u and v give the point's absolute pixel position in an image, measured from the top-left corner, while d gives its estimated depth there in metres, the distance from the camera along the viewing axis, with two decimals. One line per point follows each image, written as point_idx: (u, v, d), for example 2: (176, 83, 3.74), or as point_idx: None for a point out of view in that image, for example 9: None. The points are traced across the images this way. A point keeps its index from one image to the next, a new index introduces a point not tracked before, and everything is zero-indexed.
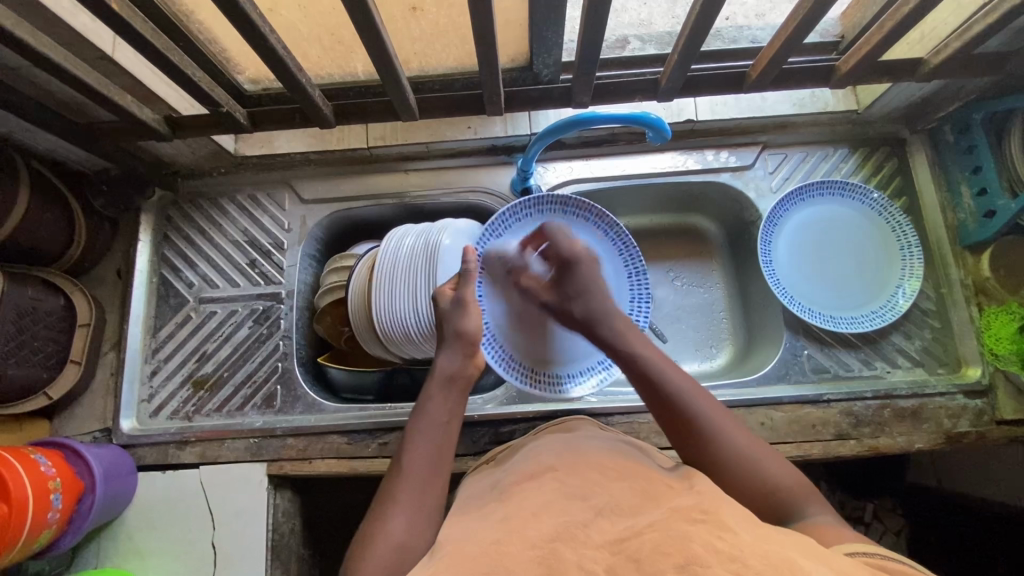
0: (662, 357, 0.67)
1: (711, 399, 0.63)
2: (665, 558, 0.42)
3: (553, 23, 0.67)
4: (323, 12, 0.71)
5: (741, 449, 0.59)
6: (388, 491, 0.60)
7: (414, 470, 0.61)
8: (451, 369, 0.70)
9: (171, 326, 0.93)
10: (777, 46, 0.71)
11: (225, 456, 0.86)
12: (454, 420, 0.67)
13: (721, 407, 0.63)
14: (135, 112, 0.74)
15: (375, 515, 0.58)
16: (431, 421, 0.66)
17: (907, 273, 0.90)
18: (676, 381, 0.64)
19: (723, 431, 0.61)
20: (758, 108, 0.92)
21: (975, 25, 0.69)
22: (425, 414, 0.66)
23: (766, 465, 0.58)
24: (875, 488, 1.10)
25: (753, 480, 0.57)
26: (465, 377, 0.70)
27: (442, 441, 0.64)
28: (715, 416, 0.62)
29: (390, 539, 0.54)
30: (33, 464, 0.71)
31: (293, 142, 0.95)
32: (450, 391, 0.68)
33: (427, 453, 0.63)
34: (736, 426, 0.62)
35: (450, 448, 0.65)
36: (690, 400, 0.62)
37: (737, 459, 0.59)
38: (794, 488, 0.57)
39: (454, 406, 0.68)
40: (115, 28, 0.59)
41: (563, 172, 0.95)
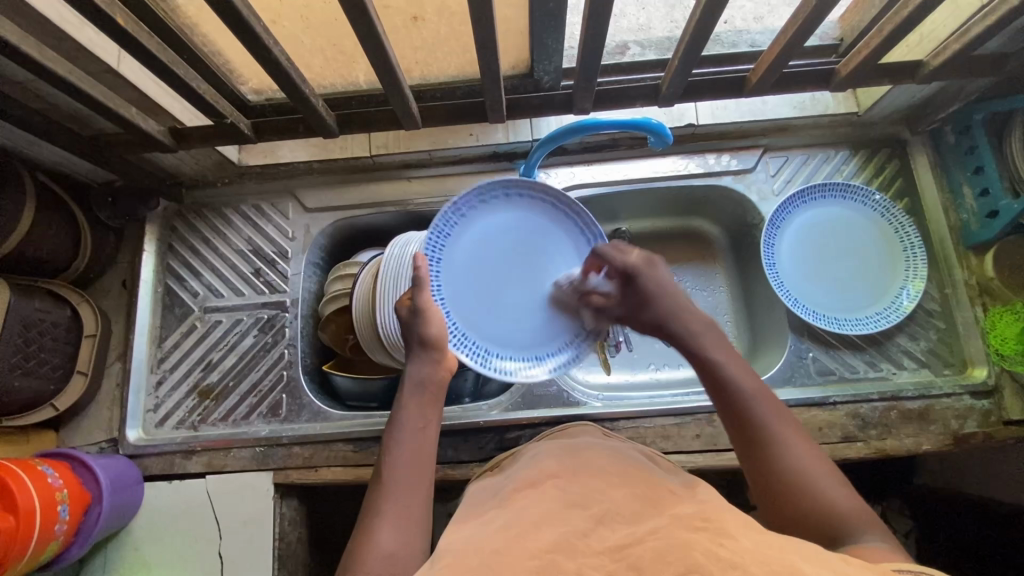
0: (737, 362, 0.65)
1: (778, 408, 0.61)
2: (668, 566, 0.41)
3: (553, 31, 0.68)
4: (324, 23, 0.72)
5: (803, 467, 0.57)
6: (371, 505, 0.60)
7: (394, 482, 0.61)
8: (420, 376, 0.68)
9: (177, 336, 0.93)
10: (777, 50, 0.71)
11: (231, 465, 0.86)
12: (431, 425, 0.67)
13: (789, 417, 0.61)
14: (139, 124, 0.74)
15: (361, 528, 0.58)
16: (406, 429, 0.65)
17: (911, 274, 0.90)
18: (745, 386, 0.62)
19: (789, 443, 0.58)
20: (758, 112, 0.92)
21: (973, 27, 0.69)
22: (400, 423, 0.66)
23: (826, 486, 0.56)
24: (882, 491, 1.12)
25: (810, 496, 0.55)
26: (436, 381, 0.69)
27: (418, 449, 0.64)
28: (780, 427, 0.59)
29: (379, 551, 0.54)
30: (38, 475, 0.71)
31: (296, 152, 0.95)
32: (422, 397, 0.68)
33: (404, 462, 0.62)
34: (803, 442, 0.59)
35: (428, 455, 0.64)
36: (757, 404, 0.61)
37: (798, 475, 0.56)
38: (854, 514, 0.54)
39: (428, 412, 0.67)
40: (119, 41, 0.60)
41: (564, 178, 0.95)
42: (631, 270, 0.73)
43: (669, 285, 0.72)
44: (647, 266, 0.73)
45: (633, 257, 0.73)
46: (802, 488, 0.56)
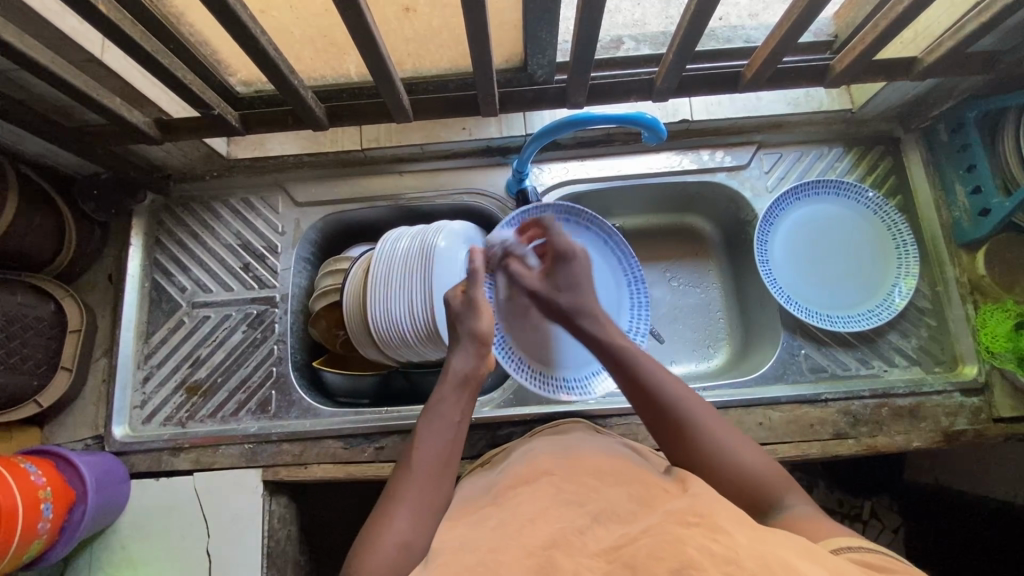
0: (647, 357, 0.70)
1: (690, 393, 0.66)
2: (660, 562, 0.41)
3: (546, 23, 0.67)
4: (314, 14, 0.70)
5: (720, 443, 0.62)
6: (394, 489, 0.60)
7: (421, 470, 0.61)
8: (465, 370, 0.69)
9: (164, 331, 0.92)
10: (773, 45, 0.71)
11: (220, 462, 0.85)
12: (463, 422, 0.67)
13: (698, 398, 0.66)
14: (125, 115, 0.73)
15: (381, 512, 0.58)
16: (442, 420, 0.65)
17: (904, 271, 0.90)
18: (653, 372, 0.67)
19: (705, 423, 0.63)
20: (753, 108, 0.91)
21: (968, 24, 0.68)
22: (437, 411, 0.66)
23: (742, 456, 0.61)
24: (873, 485, 1.09)
25: (728, 469, 0.61)
26: (477, 378, 0.70)
27: (449, 443, 0.64)
28: (694, 409, 0.64)
29: (395, 538, 0.54)
30: (22, 473, 0.69)
31: (286, 145, 0.93)
32: (461, 393, 0.68)
33: (435, 453, 0.63)
34: (714, 419, 0.64)
35: (456, 451, 0.64)
36: (667, 388, 0.66)
37: (714, 456, 0.61)
38: (770, 477, 0.60)
39: (465, 409, 0.68)
40: (103, 30, 0.59)
41: (558, 173, 0.94)
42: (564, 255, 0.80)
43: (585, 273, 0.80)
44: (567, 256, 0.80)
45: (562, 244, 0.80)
46: (721, 466, 0.61)
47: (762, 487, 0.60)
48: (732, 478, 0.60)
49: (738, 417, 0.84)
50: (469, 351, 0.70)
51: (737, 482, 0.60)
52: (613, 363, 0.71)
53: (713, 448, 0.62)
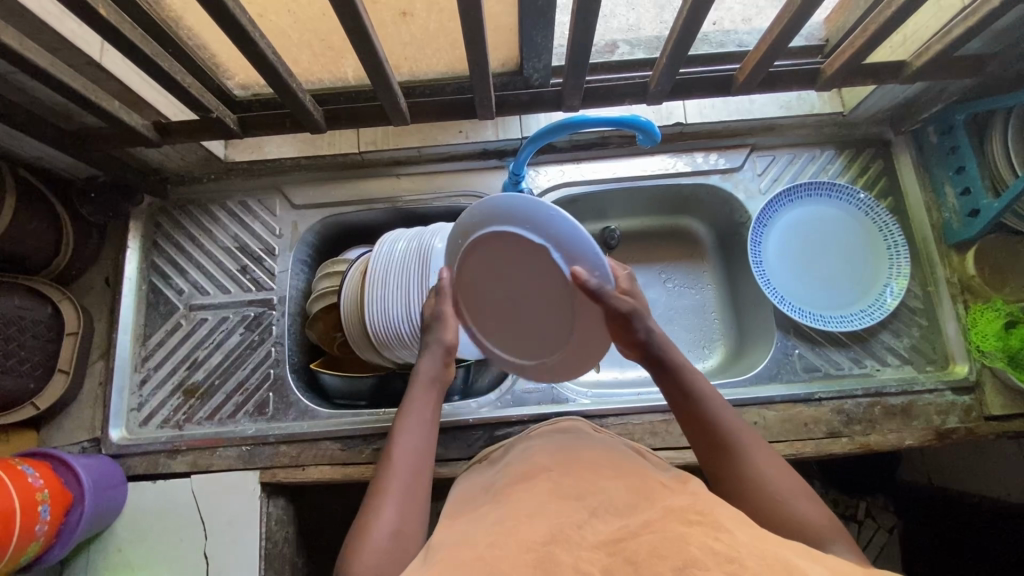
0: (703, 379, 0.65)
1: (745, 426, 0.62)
2: (663, 561, 0.42)
3: (542, 28, 0.68)
4: (313, 18, 0.71)
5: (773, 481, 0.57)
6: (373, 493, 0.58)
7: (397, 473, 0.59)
8: (429, 372, 0.67)
9: (161, 334, 0.92)
10: (764, 49, 0.72)
11: (217, 464, 0.85)
12: (435, 420, 0.65)
13: (756, 434, 0.61)
14: (124, 117, 0.73)
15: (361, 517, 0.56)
16: (412, 422, 0.63)
17: (895, 271, 0.91)
18: (712, 403, 0.63)
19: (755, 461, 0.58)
20: (745, 111, 0.93)
21: (956, 28, 0.70)
22: (406, 415, 0.64)
23: (795, 507, 0.55)
24: (866, 486, 1.10)
25: (778, 514, 0.55)
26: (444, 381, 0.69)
27: (422, 443, 0.62)
28: (750, 447, 0.59)
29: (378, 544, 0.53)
30: (19, 475, 0.70)
31: (283, 148, 0.94)
32: (431, 393, 0.67)
33: (409, 454, 0.61)
34: (770, 461, 0.59)
35: (431, 450, 0.62)
36: (726, 422, 0.61)
37: (765, 499, 0.56)
38: (825, 529, 0.54)
39: (433, 408, 0.66)
40: (103, 32, 0.59)
41: (554, 176, 0.95)
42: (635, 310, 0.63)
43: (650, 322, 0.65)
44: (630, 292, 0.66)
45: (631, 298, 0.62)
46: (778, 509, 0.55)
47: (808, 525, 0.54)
48: (782, 524, 0.54)
49: None
50: (433, 353, 0.69)
51: (784, 529, 0.54)
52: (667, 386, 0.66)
53: (766, 489, 0.57)
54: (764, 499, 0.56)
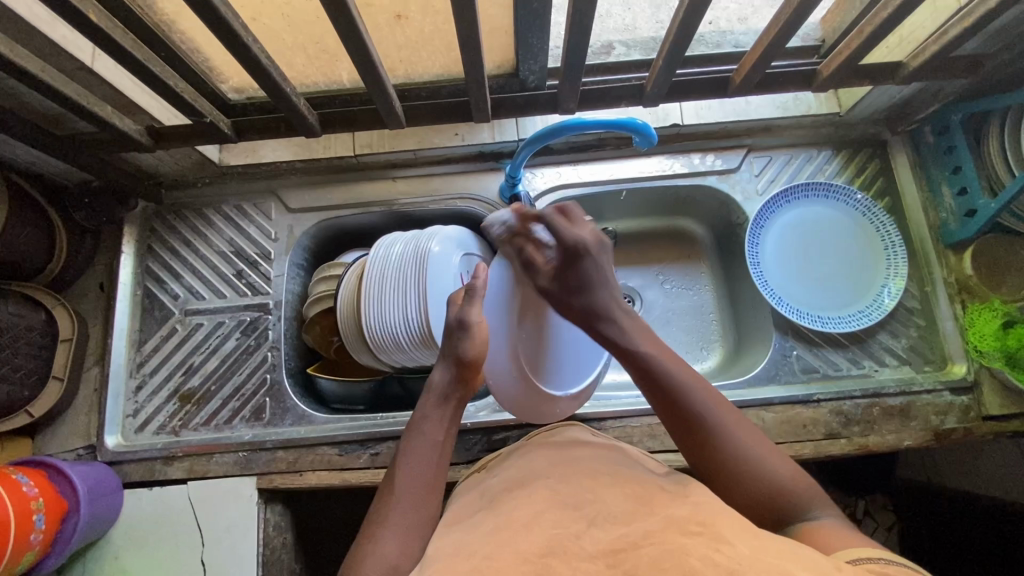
0: (669, 355, 0.66)
1: (717, 396, 0.62)
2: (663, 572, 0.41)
3: (538, 29, 0.67)
4: (306, 21, 0.70)
5: (746, 453, 0.58)
6: (379, 511, 0.58)
7: (406, 490, 0.60)
8: (441, 386, 0.68)
9: (156, 340, 0.91)
10: (761, 51, 0.72)
11: (214, 470, 0.85)
12: (448, 442, 0.66)
13: (727, 403, 0.62)
14: (116, 123, 0.73)
15: (367, 535, 0.56)
16: (424, 441, 0.65)
17: (893, 272, 0.91)
18: (677, 377, 0.63)
19: (730, 433, 0.59)
20: (742, 112, 0.92)
21: (951, 29, 0.70)
22: (416, 433, 0.65)
23: (772, 466, 0.57)
24: (865, 486, 1.13)
25: (756, 475, 0.57)
26: (459, 397, 0.69)
27: (432, 464, 0.63)
28: (718, 411, 0.61)
29: (382, 556, 0.53)
30: (12, 485, 0.69)
31: (278, 152, 0.94)
32: (444, 411, 0.68)
33: (420, 471, 0.62)
34: (736, 421, 0.60)
35: (442, 471, 0.63)
36: (694, 393, 0.61)
37: (739, 459, 0.58)
38: (802, 492, 0.56)
39: (446, 428, 0.67)
40: (92, 38, 0.59)
41: (551, 178, 0.95)
42: (580, 247, 0.70)
43: (607, 270, 0.72)
44: (596, 245, 0.72)
45: (582, 231, 0.71)
46: (755, 478, 0.57)
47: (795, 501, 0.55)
48: (762, 484, 0.56)
49: None
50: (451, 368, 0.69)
51: (765, 488, 0.56)
52: (633, 368, 0.66)
53: (741, 455, 0.58)
54: (739, 459, 0.58)
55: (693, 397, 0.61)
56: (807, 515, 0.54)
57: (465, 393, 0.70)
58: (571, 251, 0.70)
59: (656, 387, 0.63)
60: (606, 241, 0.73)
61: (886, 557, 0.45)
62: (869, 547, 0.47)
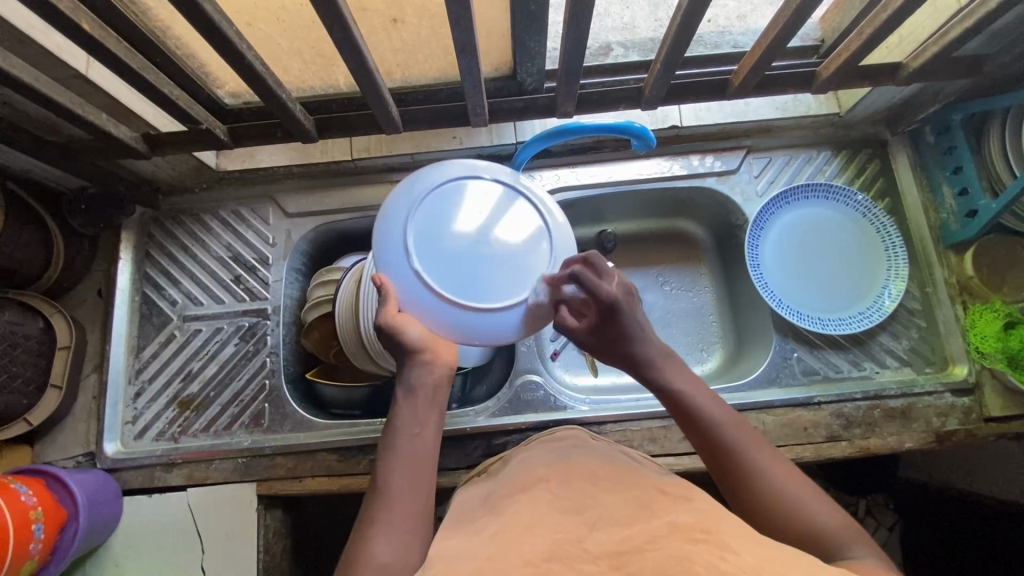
0: (702, 390, 0.62)
1: (749, 430, 0.59)
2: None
3: (535, 33, 0.67)
4: (303, 26, 0.70)
5: (783, 490, 0.54)
6: (368, 511, 0.55)
7: (390, 490, 0.56)
8: (412, 378, 0.61)
9: (154, 346, 0.91)
10: (760, 53, 0.71)
11: (213, 477, 0.85)
12: (429, 430, 0.60)
13: (759, 436, 0.59)
14: (111, 130, 0.72)
15: (358, 537, 0.54)
16: (401, 436, 0.59)
17: (893, 273, 0.90)
18: (715, 416, 0.59)
19: (766, 468, 0.56)
20: (741, 113, 0.92)
21: (952, 30, 0.69)
22: (395, 428, 0.60)
23: (809, 505, 0.53)
24: (869, 486, 1.10)
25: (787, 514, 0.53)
26: (430, 386, 0.61)
27: (416, 458, 0.58)
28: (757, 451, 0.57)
29: (373, 562, 0.50)
30: (12, 495, 0.69)
31: (275, 156, 0.93)
32: (415, 400, 0.61)
33: (402, 468, 0.57)
34: (774, 461, 0.57)
35: (428, 462, 0.58)
36: (732, 432, 0.58)
37: (772, 496, 0.54)
38: (842, 531, 0.52)
39: (426, 415, 0.61)
40: (87, 47, 0.58)
41: (549, 181, 0.94)
42: (616, 306, 0.62)
43: (647, 319, 0.64)
44: (628, 299, 0.63)
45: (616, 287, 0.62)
46: (794, 517, 0.53)
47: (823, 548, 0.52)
48: (789, 528, 0.53)
49: None
50: (416, 366, 0.61)
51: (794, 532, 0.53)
52: (672, 409, 0.62)
53: (778, 493, 0.54)
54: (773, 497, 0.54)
55: (725, 433, 0.58)
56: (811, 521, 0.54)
57: (441, 378, 0.62)
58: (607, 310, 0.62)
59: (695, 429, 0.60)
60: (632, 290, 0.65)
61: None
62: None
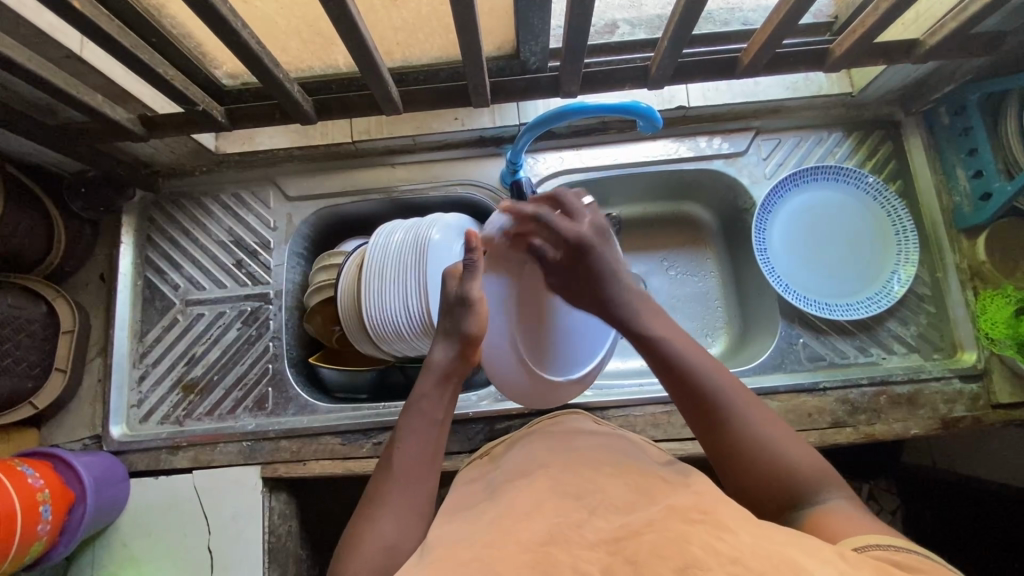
0: (680, 336, 0.65)
1: (728, 377, 0.61)
2: (664, 562, 0.40)
3: (539, 10, 0.65)
4: (299, 3, 0.68)
5: (760, 437, 0.57)
6: (378, 489, 0.58)
7: (404, 471, 0.59)
8: (445, 365, 0.66)
9: (158, 330, 0.91)
10: (772, 29, 0.69)
11: (219, 460, 0.85)
12: (447, 419, 0.65)
13: (739, 383, 0.61)
14: (109, 112, 0.71)
15: (364, 514, 0.57)
16: (422, 418, 0.63)
17: (904, 258, 0.89)
18: (694, 361, 0.62)
19: (742, 415, 0.58)
20: (750, 93, 0.89)
21: (971, 5, 0.67)
22: (416, 410, 0.63)
23: (787, 453, 0.55)
24: (869, 470, 1.11)
25: (769, 459, 0.55)
26: (459, 374, 0.67)
27: (431, 443, 0.62)
28: (738, 397, 0.59)
29: (379, 541, 0.53)
30: (19, 476, 0.70)
31: (275, 139, 0.92)
32: (442, 389, 0.65)
33: (417, 451, 0.61)
34: (758, 410, 0.59)
35: (439, 451, 0.62)
36: (710, 376, 0.60)
37: (749, 445, 0.56)
38: (816, 475, 0.54)
39: (445, 405, 0.65)
40: (78, 25, 0.57)
41: (552, 163, 0.93)
42: (584, 243, 0.71)
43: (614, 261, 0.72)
44: (600, 239, 0.72)
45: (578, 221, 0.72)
46: (770, 466, 0.55)
47: (798, 484, 0.54)
48: (767, 467, 0.55)
49: None
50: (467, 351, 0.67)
51: (777, 477, 0.54)
52: (650, 355, 0.65)
53: (756, 442, 0.56)
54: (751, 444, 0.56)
55: (704, 377, 0.60)
56: (810, 496, 0.53)
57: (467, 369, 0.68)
58: (575, 248, 0.71)
59: (682, 380, 0.61)
60: (608, 230, 0.74)
61: (917, 561, 0.43)
62: (876, 535, 0.47)
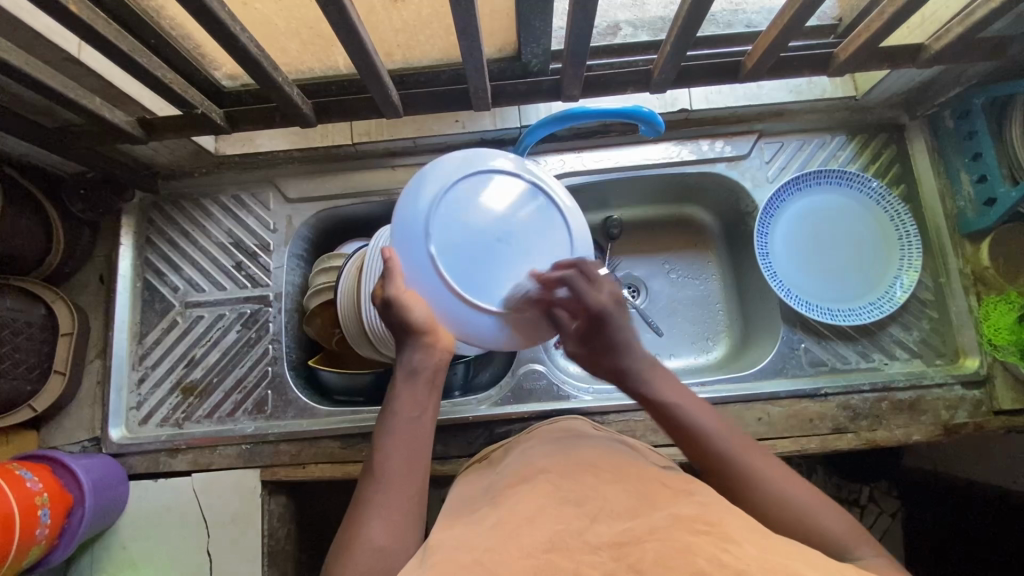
0: (690, 398, 0.62)
1: (737, 433, 0.59)
2: (668, 571, 0.40)
3: (540, 13, 0.64)
4: (298, 5, 0.67)
5: (782, 495, 0.54)
6: (363, 494, 0.56)
7: (386, 473, 0.56)
8: (410, 363, 0.62)
9: (157, 332, 0.91)
10: (776, 33, 0.68)
11: (218, 463, 0.85)
12: (426, 415, 0.61)
13: (749, 439, 0.59)
14: (107, 115, 0.71)
15: (351, 521, 0.54)
16: (400, 418, 0.60)
17: (906, 263, 0.88)
18: (703, 422, 0.59)
19: (762, 474, 0.55)
20: (754, 96, 0.89)
21: (977, 10, 0.66)
22: (392, 411, 0.60)
23: (819, 513, 0.52)
24: (870, 473, 1.10)
25: (796, 518, 0.52)
26: (431, 369, 0.62)
27: (412, 440, 0.59)
28: (754, 456, 0.57)
29: (368, 545, 0.51)
30: (17, 480, 0.69)
31: (275, 141, 0.91)
32: (415, 386, 0.62)
33: (398, 451, 0.58)
34: (776, 467, 0.57)
35: (424, 447, 0.59)
36: (720, 436, 0.58)
37: (776, 502, 0.53)
38: (846, 535, 0.52)
39: (424, 400, 0.61)
40: (77, 29, 0.56)
41: (553, 166, 0.92)
42: (603, 314, 0.65)
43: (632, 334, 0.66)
44: (618, 309, 0.66)
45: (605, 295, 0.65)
46: (802, 526, 0.52)
47: (833, 546, 0.51)
48: (802, 528, 0.52)
49: (737, 413, 0.83)
50: (416, 348, 0.62)
51: (814, 539, 0.51)
52: (659, 417, 0.62)
53: (782, 501, 0.53)
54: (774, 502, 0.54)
55: (715, 437, 0.58)
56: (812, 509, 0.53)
57: (441, 361, 0.63)
58: (596, 320, 0.65)
59: (691, 440, 0.59)
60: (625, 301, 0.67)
61: None
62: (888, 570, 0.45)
